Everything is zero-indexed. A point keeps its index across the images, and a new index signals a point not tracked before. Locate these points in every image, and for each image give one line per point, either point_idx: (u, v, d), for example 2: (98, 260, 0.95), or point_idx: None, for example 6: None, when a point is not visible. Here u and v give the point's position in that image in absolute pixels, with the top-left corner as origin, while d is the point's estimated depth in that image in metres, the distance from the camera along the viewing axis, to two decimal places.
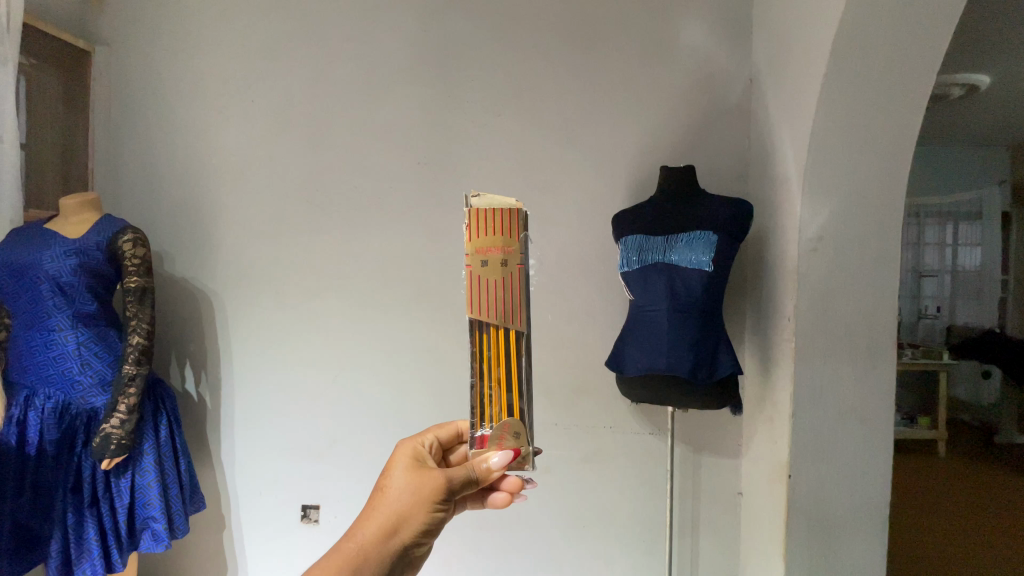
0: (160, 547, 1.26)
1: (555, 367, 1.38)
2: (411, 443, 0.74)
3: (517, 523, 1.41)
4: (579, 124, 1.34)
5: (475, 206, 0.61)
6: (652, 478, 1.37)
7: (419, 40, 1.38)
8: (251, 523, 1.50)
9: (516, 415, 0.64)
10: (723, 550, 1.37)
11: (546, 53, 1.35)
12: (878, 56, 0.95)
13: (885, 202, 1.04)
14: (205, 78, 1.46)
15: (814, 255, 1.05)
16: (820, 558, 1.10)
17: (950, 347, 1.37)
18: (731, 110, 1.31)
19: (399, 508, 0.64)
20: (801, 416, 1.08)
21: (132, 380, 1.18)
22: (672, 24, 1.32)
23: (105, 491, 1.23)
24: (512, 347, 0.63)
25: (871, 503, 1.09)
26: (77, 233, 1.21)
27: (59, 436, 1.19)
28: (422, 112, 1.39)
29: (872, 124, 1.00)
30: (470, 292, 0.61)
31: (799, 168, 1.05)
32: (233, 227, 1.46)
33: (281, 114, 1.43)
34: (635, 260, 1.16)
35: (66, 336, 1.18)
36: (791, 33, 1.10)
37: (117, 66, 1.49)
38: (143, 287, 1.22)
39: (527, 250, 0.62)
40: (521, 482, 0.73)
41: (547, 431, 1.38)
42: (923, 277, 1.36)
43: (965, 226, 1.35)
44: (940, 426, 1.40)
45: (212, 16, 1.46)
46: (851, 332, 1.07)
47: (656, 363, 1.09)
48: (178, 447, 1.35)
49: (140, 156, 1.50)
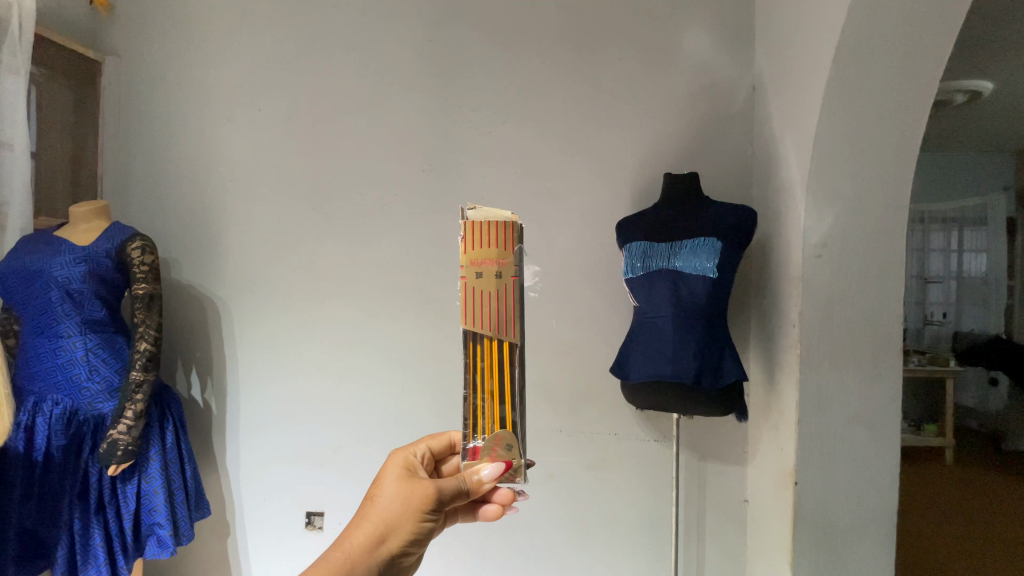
0: (166, 553, 1.27)
1: (559, 374, 1.38)
2: (403, 452, 0.74)
3: (521, 530, 1.40)
4: (584, 133, 1.35)
5: (472, 219, 0.62)
6: (658, 485, 1.36)
7: (424, 49, 1.40)
8: (256, 527, 1.50)
9: (508, 427, 0.63)
10: (729, 558, 1.36)
11: (550, 61, 1.36)
12: (879, 65, 0.96)
13: (890, 210, 1.04)
14: (213, 87, 1.48)
15: (819, 261, 1.05)
16: (826, 566, 1.10)
17: (956, 353, 1.41)
18: (734, 117, 1.32)
19: (388, 517, 0.64)
20: (808, 424, 1.07)
21: (139, 386, 1.19)
22: (675, 31, 1.33)
23: (112, 498, 1.24)
24: (504, 359, 0.63)
25: (879, 511, 1.08)
26: (86, 241, 1.22)
27: (66, 442, 1.19)
28: (426, 119, 1.40)
29: (874, 130, 1.01)
30: (465, 303, 0.61)
31: (803, 175, 1.06)
32: (240, 234, 1.48)
33: (288, 123, 1.45)
34: (639, 267, 1.16)
35: (75, 342, 1.20)
36: (795, 41, 1.11)
37: (128, 75, 1.52)
38: (151, 294, 1.23)
39: (521, 262, 0.61)
40: (513, 493, 0.71)
41: (552, 437, 1.38)
42: (929, 283, 1.42)
43: (970, 232, 1.40)
44: (947, 434, 1.44)
45: (221, 26, 1.48)
46: (856, 338, 1.07)
47: (661, 370, 1.09)
48: (184, 454, 1.36)
49: (149, 163, 1.52)
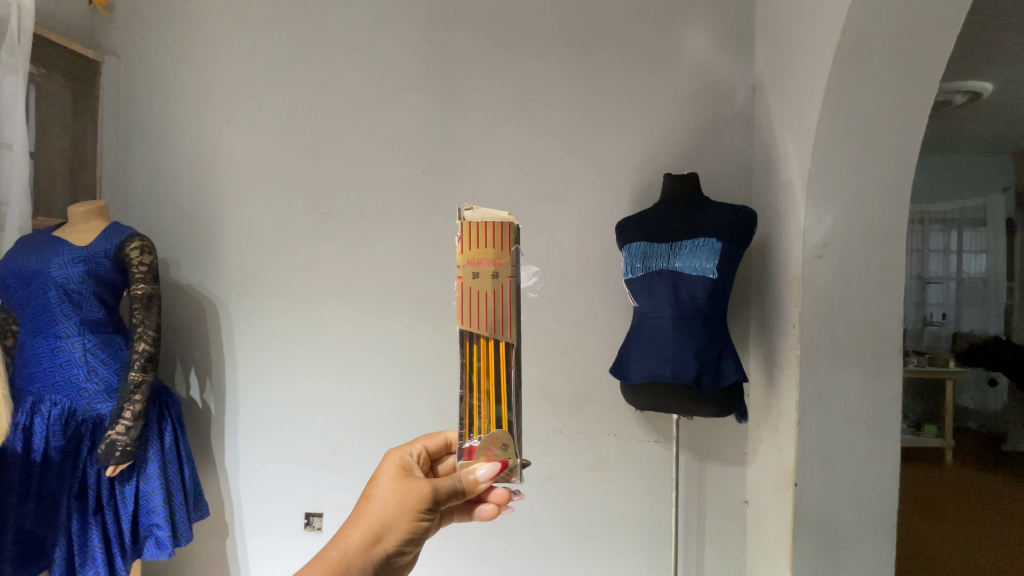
0: (164, 554, 1.27)
1: (558, 375, 1.37)
2: (399, 452, 0.73)
3: (520, 530, 1.40)
4: (584, 133, 1.35)
5: (468, 219, 0.61)
6: (658, 486, 1.36)
7: (424, 49, 1.40)
8: (254, 528, 1.50)
9: (504, 427, 0.62)
10: (729, 559, 1.36)
11: (550, 61, 1.36)
12: (879, 65, 0.95)
13: (891, 210, 1.04)
14: (212, 87, 1.48)
15: (819, 262, 1.05)
16: (826, 567, 1.09)
17: (956, 354, 1.41)
18: (735, 118, 1.32)
19: (384, 517, 0.64)
20: (808, 424, 1.07)
21: (138, 387, 1.18)
22: (676, 31, 1.33)
23: (110, 498, 1.24)
24: (501, 359, 0.62)
25: (879, 512, 1.07)
26: (84, 241, 1.22)
27: (64, 443, 1.19)
28: (426, 119, 1.40)
29: (874, 131, 1.01)
30: (462, 303, 0.61)
31: (802, 176, 1.06)
32: (240, 234, 1.47)
33: (287, 123, 1.45)
34: (639, 267, 1.16)
35: (74, 343, 1.19)
36: (794, 42, 1.11)
37: (127, 75, 1.52)
38: (149, 294, 1.22)
39: (518, 263, 0.61)
40: (509, 493, 0.71)
41: (552, 438, 1.38)
42: (928, 284, 1.41)
43: (969, 233, 1.39)
44: (947, 434, 1.44)
45: (220, 26, 1.47)
46: (857, 339, 1.07)
47: (661, 370, 1.09)
48: (183, 454, 1.36)
49: (148, 163, 1.51)
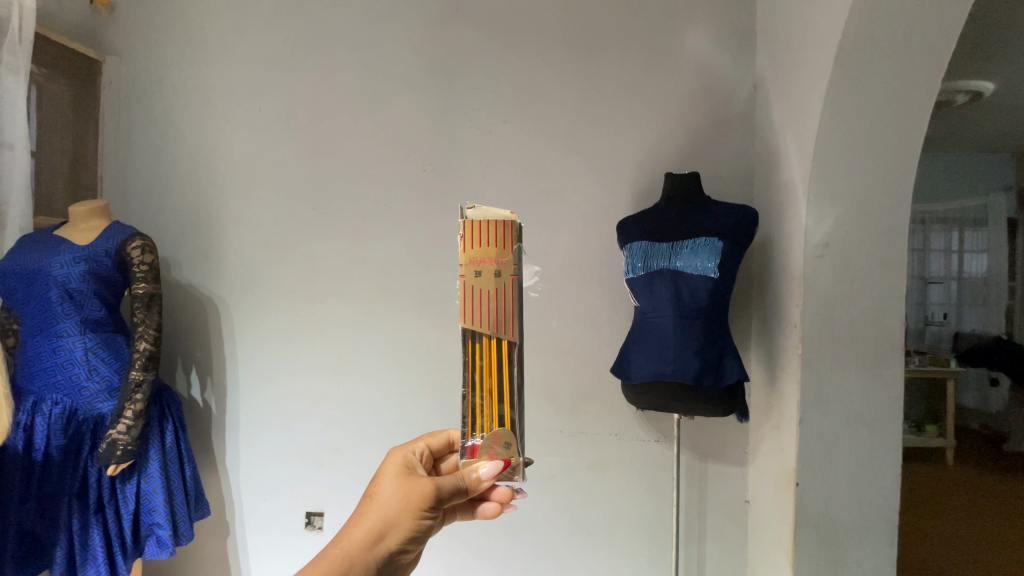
0: (165, 553, 1.27)
1: (559, 374, 1.37)
2: (402, 450, 0.73)
3: (521, 529, 1.40)
4: (584, 133, 1.35)
5: (470, 218, 0.61)
6: (659, 486, 1.36)
7: (425, 49, 1.40)
8: (255, 527, 1.50)
9: (506, 426, 0.62)
10: (730, 558, 1.36)
11: (551, 61, 1.36)
12: (881, 63, 0.95)
13: (892, 209, 1.04)
14: (213, 87, 1.48)
15: (820, 261, 1.05)
16: (827, 566, 1.09)
17: (957, 354, 1.41)
18: (736, 117, 1.32)
19: (387, 515, 0.64)
20: (809, 423, 1.07)
21: (139, 386, 1.18)
22: (677, 30, 1.33)
23: (112, 497, 1.24)
24: (503, 358, 0.62)
25: (881, 511, 1.07)
26: (86, 240, 1.22)
27: (66, 442, 1.19)
28: (427, 119, 1.40)
29: (876, 130, 1.00)
30: (464, 301, 0.61)
31: (803, 175, 1.06)
32: (241, 233, 1.47)
33: (288, 122, 1.45)
34: (640, 267, 1.16)
35: (75, 342, 1.19)
36: (796, 41, 1.11)
37: (128, 75, 1.52)
38: (151, 293, 1.22)
39: (521, 261, 0.61)
40: (511, 492, 0.71)
41: (553, 438, 1.38)
42: (929, 285, 1.40)
43: (971, 232, 1.39)
44: (948, 434, 1.43)
45: (222, 25, 1.47)
46: (858, 338, 1.06)
47: (661, 370, 1.09)
48: (184, 453, 1.36)
49: (149, 163, 1.52)
